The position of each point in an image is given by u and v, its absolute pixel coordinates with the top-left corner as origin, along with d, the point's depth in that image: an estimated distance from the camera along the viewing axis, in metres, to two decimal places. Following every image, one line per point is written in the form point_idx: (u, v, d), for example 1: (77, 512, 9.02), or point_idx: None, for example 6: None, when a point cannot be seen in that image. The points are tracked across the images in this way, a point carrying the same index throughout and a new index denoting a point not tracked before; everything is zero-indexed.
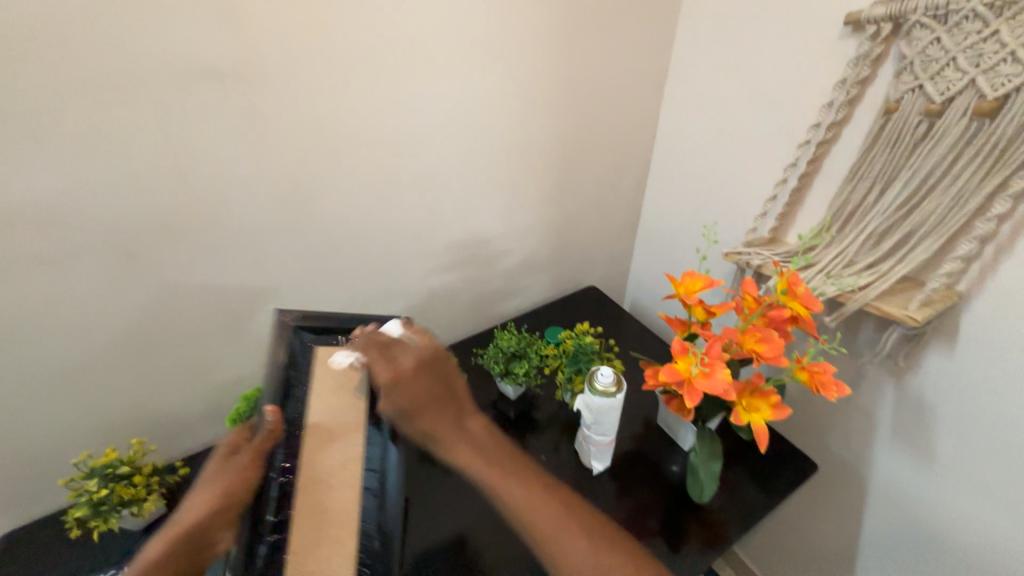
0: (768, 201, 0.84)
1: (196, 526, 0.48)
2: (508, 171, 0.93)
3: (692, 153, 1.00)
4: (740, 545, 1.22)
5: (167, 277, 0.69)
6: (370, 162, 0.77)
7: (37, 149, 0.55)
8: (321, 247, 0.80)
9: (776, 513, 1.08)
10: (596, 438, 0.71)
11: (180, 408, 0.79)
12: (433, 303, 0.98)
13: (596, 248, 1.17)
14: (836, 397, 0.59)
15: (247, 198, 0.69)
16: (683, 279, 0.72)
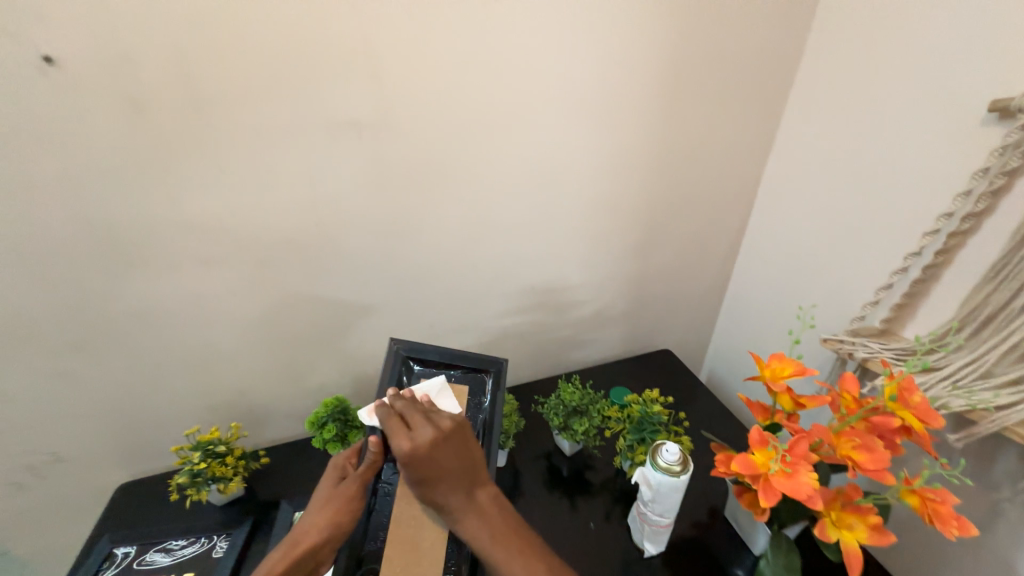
0: (882, 288, 0.74)
1: (312, 545, 0.56)
2: (593, 227, 0.95)
3: (793, 227, 0.94)
4: None
5: (287, 287, 0.80)
6: (468, 207, 0.85)
7: (218, 175, 0.69)
8: (412, 277, 0.88)
9: None
10: (653, 518, 0.66)
11: (273, 402, 0.90)
12: (503, 343, 1.01)
13: (675, 310, 1.13)
14: (957, 535, 0.48)
15: (361, 229, 0.80)
16: (771, 361, 0.67)
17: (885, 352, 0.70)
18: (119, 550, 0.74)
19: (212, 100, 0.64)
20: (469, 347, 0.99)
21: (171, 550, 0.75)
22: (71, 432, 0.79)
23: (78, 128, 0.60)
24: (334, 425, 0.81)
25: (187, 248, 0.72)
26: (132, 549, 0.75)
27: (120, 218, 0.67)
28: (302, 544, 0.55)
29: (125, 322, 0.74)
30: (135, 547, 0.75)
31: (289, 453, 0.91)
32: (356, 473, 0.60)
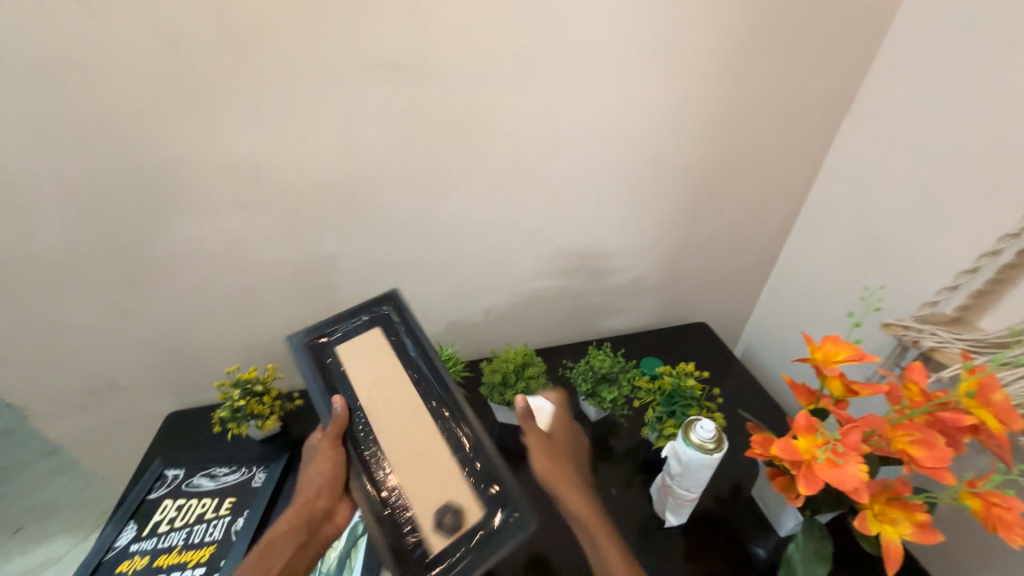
0: (965, 273, 0.66)
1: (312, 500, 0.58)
2: (637, 189, 0.89)
3: (862, 199, 0.85)
4: None
5: (321, 237, 0.80)
6: (506, 162, 0.80)
7: (252, 116, 0.67)
8: (446, 232, 0.85)
9: None
10: (678, 491, 0.65)
11: None
12: (534, 305, 0.99)
13: (716, 283, 1.07)
14: None
15: (395, 180, 0.77)
16: (823, 343, 0.62)
17: (957, 343, 0.64)
18: (169, 472, 0.80)
19: (244, 33, 0.61)
20: (499, 307, 0.98)
21: (215, 475, 0.80)
22: (125, 362, 0.85)
23: (115, 63, 0.59)
24: None
25: (225, 192, 0.72)
26: (181, 471, 0.81)
27: (160, 159, 0.67)
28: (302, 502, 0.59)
29: (169, 263, 0.76)
30: (183, 470, 0.81)
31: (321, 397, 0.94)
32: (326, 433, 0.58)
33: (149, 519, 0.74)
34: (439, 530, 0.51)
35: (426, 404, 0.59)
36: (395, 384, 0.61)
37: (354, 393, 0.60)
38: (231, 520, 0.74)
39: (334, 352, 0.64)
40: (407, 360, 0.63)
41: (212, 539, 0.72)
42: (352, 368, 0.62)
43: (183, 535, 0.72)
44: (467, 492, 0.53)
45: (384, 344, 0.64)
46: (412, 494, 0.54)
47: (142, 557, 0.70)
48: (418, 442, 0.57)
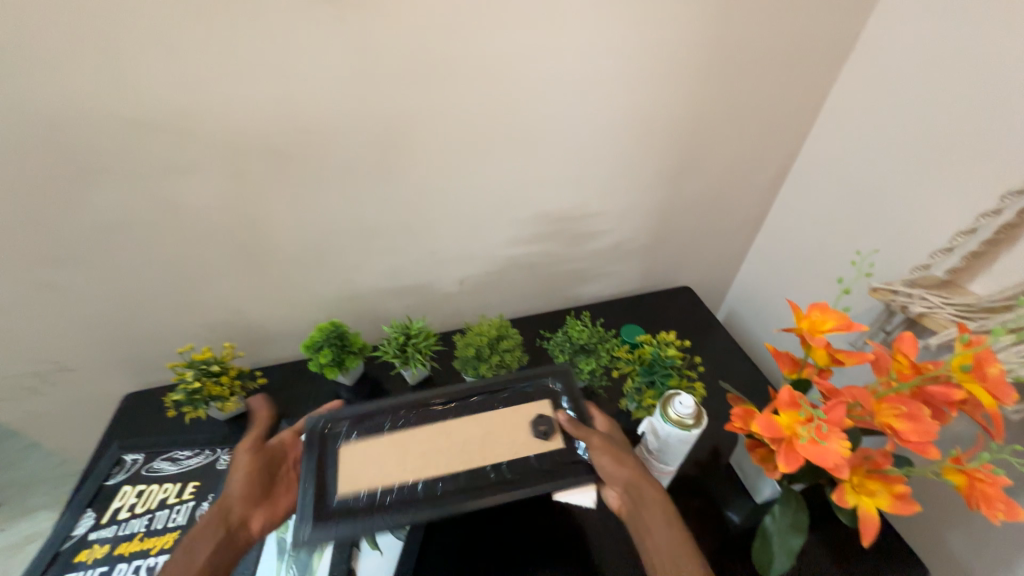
0: (961, 234, 0.61)
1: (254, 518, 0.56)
2: (616, 145, 0.82)
3: (855, 154, 0.79)
4: None
5: (268, 204, 0.72)
6: (473, 116, 0.72)
7: (167, 60, 0.57)
8: (410, 196, 0.78)
9: None
10: (656, 465, 0.63)
11: (267, 324, 0.86)
12: (510, 272, 0.94)
13: (701, 246, 1.03)
14: (1002, 520, 0.43)
15: (344, 136, 0.69)
16: (810, 311, 0.58)
17: (948, 309, 0.60)
18: (128, 456, 0.76)
19: None
20: (474, 276, 0.92)
21: (177, 459, 0.76)
22: (68, 344, 0.78)
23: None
24: (330, 350, 0.78)
25: (148, 153, 0.63)
26: (140, 456, 0.76)
27: (62, 114, 0.57)
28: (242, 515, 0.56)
29: (95, 235, 0.68)
30: (142, 455, 0.76)
31: (287, 374, 0.89)
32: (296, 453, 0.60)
33: (108, 507, 0.71)
34: (543, 437, 0.60)
35: (449, 418, 0.62)
36: (407, 442, 0.60)
37: (395, 487, 0.57)
38: (196, 505, 0.70)
39: (342, 497, 0.56)
40: (397, 428, 0.61)
41: (176, 525, 0.69)
42: (370, 484, 0.57)
43: (145, 521, 0.69)
44: (530, 405, 0.63)
45: (359, 442, 0.60)
46: (505, 448, 0.60)
47: (102, 546, 0.67)
48: (474, 433, 0.61)
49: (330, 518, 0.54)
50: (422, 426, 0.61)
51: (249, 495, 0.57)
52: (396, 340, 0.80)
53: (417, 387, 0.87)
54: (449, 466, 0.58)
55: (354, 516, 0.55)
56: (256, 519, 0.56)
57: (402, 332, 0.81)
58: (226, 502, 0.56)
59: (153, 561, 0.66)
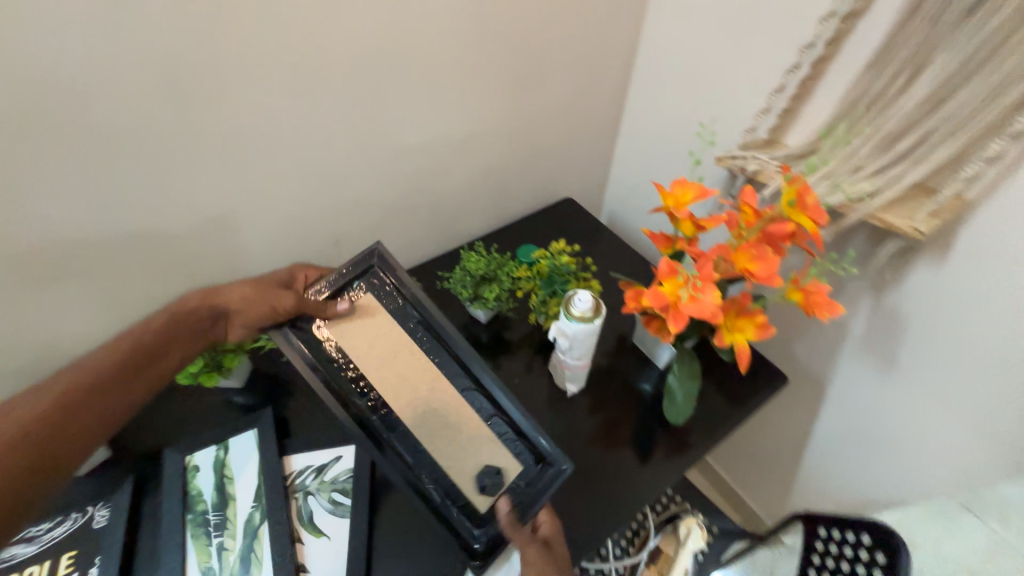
0: (774, 94, 0.69)
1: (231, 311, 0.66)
2: (464, 54, 0.75)
3: (687, 34, 0.83)
4: (714, 455, 1.21)
5: (30, 196, 0.54)
6: (284, 39, 0.59)
7: None
8: (237, 153, 0.64)
9: (747, 422, 1.08)
10: (571, 362, 0.68)
11: (99, 350, 0.69)
12: (388, 220, 0.86)
13: (572, 152, 1.04)
14: (828, 317, 0.54)
15: (113, 84, 0.52)
16: (672, 189, 0.63)
17: (773, 162, 0.70)
18: None
19: None
20: (349, 232, 0.83)
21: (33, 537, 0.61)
22: None
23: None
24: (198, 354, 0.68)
25: None
26: None
27: None
28: (219, 300, 0.65)
29: None
30: None
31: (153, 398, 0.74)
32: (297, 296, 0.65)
33: None
34: (480, 488, 0.59)
35: (448, 376, 0.64)
36: (401, 365, 0.64)
37: (358, 374, 0.63)
38: None
39: (310, 349, 0.64)
40: (413, 337, 0.65)
41: None
42: (351, 352, 0.64)
43: None
44: (504, 453, 0.61)
45: (388, 313, 0.66)
46: (445, 446, 0.61)
47: None
48: (441, 414, 0.62)
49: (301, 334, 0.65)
50: (427, 356, 0.65)
51: (243, 313, 0.66)
52: None
53: None
54: (397, 400, 0.62)
55: (312, 354, 0.64)
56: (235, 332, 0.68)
57: None
58: (223, 300, 0.65)
59: None
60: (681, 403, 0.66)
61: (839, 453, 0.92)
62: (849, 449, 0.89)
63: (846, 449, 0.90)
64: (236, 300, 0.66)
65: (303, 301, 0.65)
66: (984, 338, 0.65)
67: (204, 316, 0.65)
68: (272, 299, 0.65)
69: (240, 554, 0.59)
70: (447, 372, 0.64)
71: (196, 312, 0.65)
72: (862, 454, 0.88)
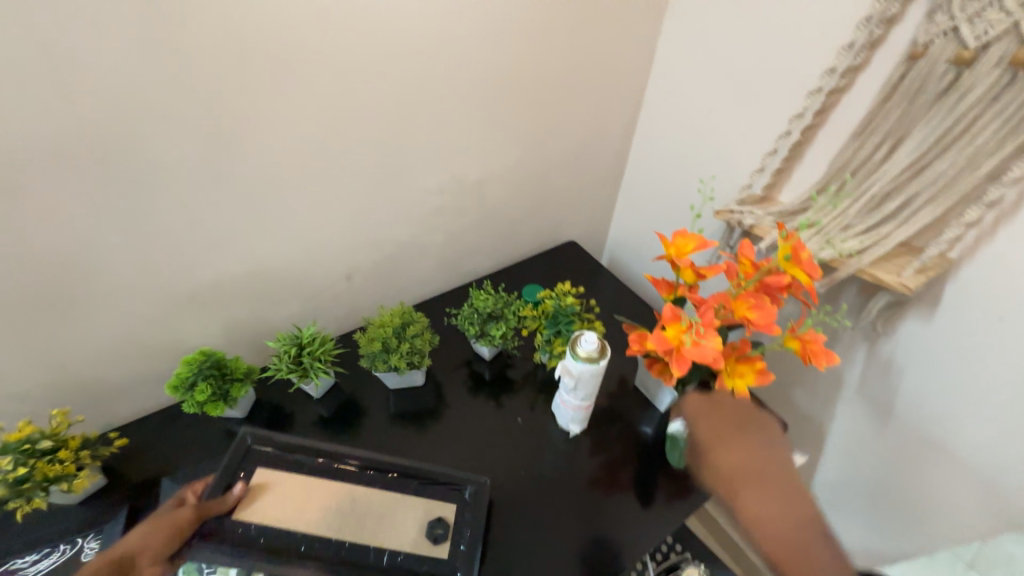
0: (768, 155, 0.75)
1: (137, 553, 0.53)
2: (483, 107, 0.82)
3: (686, 98, 0.91)
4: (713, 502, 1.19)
5: (70, 224, 0.56)
6: (322, 90, 0.65)
7: None
8: (268, 190, 0.68)
9: None
10: (574, 403, 0.69)
11: (110, 372, 0.69)
12: (401, 256, 0.90)
13: (578, 198, 1.10)
14: (823, 366, 0.56)
15: (163, 125, 0.57)
16: (674, 239, 0.67)
17: (768, 217, 0.74)
18: None
19: None
20: (363, 267, 0.86)
21: (14, 570, 0.58)
22: None
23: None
24: (208, 383, 0.67)
25: None
26: None
27: None
28: (118, 550, 0.52)
29: None
30: None
31: (156, 425, 0.74)
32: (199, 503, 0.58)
33: None
34: (436, 540, 0.61)
35: (363, 484, 0.64)
36: (316, 492, 0.63)
37: (289, 529, 0.60)
38: None
39: (235, 544, 0.58)
40: (311, 469, 0.65)
41: None
42: (266, 518, 0.60)
43: None
44: (439, 501, 0.64)
45: (270, 467, 0.64)
46: (391, 534, 0.60)
47: None
48: (375, 507, 0.62)
49: (221, 539, 0.58)
50: (337, 474, 0.65)
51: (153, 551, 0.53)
52: (288, 354, 0.72)
53: (324, 398, 0.79)
54: (337, 527, 0.60)
55: (241, 547, 0.58)
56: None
57: (293, 344, 0.73)
58: (123, 551, 0.52)
59: None
60: (682, 447, 0.70)
61: (840, 504, 0.91)
62: (850, 500, 0.89)
63: (846, 500, 0.90)
64: (135, 540, 0.53)
65: (204, 505, 0.58)
66: (977, 393, 0.66)
67: None
68: (173, 522, 0.56)
69: None
70: (358, 481, 0.64)
71: None
72: (863, 505, 0.87)
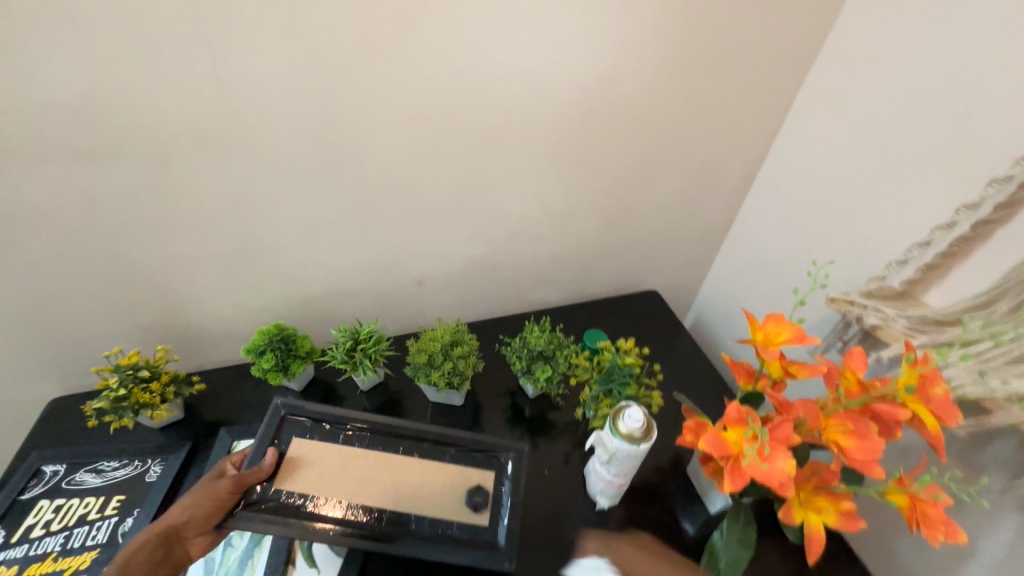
0: (916, 246, 0.61)
1: (177, 525, 0.55)
2: (581, 142, 0.78)
3: (821, 161, 0.78)
4: None
5: (199, 198, 0.66)
6: (424, 109, 0.67)
7: (77, 36, 0.51)
8: (359, 192, 0.73)
9: None
10: (606, 476, 0.62)
11: (208, 324, 0.80)
12: (471, 274, 0.91)
13: (668, 249, 1.01)
14: (940, 541, 0.43)
15: (284, 126, 0.63)
16: (765, 322, 0.57)
17: (901, 321, 0.61)
18: (47, 468, 0.70)
19: None
20: (433, 277, 0.88)
21: (102, 471, 0.70)
22: None
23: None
24: (273, 354, 0.74)
25: (59, 134, 0.56)
26: (62, 467, 0.70)
27: None
28: (163, 524, 0.55)
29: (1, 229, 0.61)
30: (63, 466, 0.70)
31: (233, 377, 0.83)
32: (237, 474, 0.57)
33: (20, 524, 0.65)
34: (474, 508, 0.60)
35: (400, 453, 0.63)
36: (354, 461, 0.61)
37: (330, 500, 0.58)
38: (119, 521, 0.65)
39: (278, 511, 0.57)
40: (345, 439, 0.63)
41: (94, 543, 0.63)
42: (305, 487, 0.59)
43: (60, 540, 0.64)
44: (476, 473, 0.62)
45: (303, 438, 0.62)
46: (430, 501, 0.60)
47: (8, 568, 0.61)
48: (411, 477, 0.61)
49: (262, 508, 0.57)
50: (376, 437, 0.64)
51: (194, 525, 0.55)
52: (343, 345, 0.76)
53: (370, 393, 0.83)
54: (378, 495, 0.59)
55: (283, 514, 0.57)
56: (196, 545, 0.56)
57: (351, 337, 0.77)
58: (169, 525, 0.55)
59: None
60: (723, 565, 0.56)
61: None
62: None
63: None
64: (178, 513, 0.56)
65: (239, 477, 0.57)
66: None
67: (155, 552, 0.54)
68: (209, 495, 0.56)
69: (240, 555, 0.63)
70: (395, 449, 0.63)
71: (140, 551, 0.54)
72: None
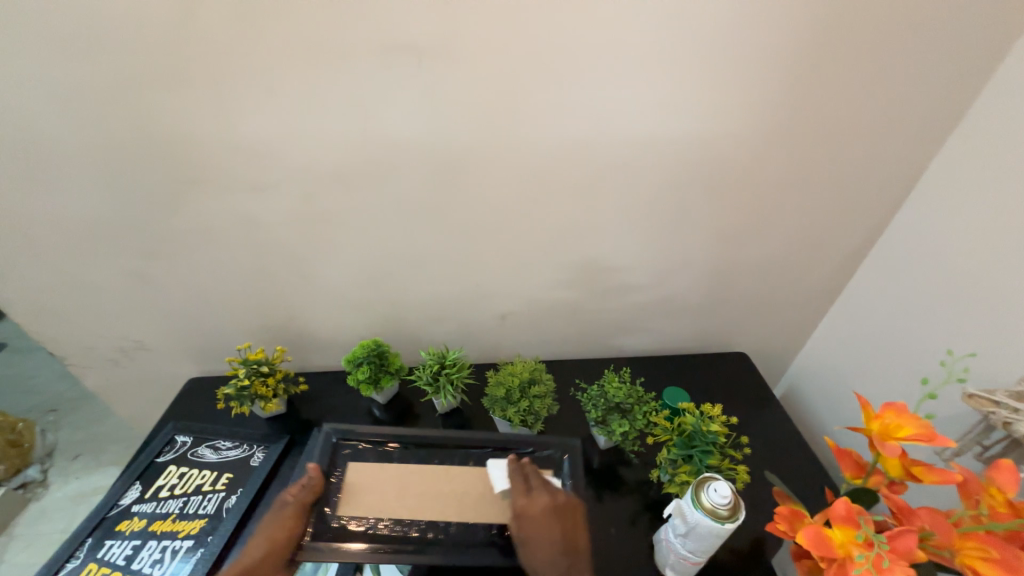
0: None
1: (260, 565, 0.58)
2: (679, 200, 0.78)
3: (960, 239, 0.69)
4: None
5: (330, 227, 0.76)
6: (530, 162, 0.72)
7: (265, 97, 0.63)
8: (461, 231, 0.79)
9: None
10: (681, 550, 0.58)
11: (317, 333, 0.90)
12: (553, 315, 0.93)
13: (762, 312, 0.95)
14: None
15: (408, 172, 0.71)
16: (883, 411, 0.51)
17: None
18: (179, 438, 0.82)
19: (253, 11, 0.57)
20: (517, 314, 0.92)
21: (218, 448, 0.81)
22: (151, 324, 0.87)
23: (127, 27, 0.57)
24: (368, 367, 0.81)
25: (240, 170, 0.69)
26: (189, 439, 0.82)
27: (174, 129, 0.65)
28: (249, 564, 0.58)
29: (184, 240, 0.76)
30: (190, 438, 0.82)
31: (330, 382, 0.93)
32: (296, 498, 0.62)
33: (153, 482, 0.77)
34: None
35: (455, 459, 0.66)
36: (409, 479, 0.64)
37: (397, 518, 0.62)
38: (225, 497, 0.74)
39: (349, 528, 0.61)
40: (399, 454, 0.67)
41: (204, 513, 0.73)
42: (370, 509, 0.62)
43: (179, 503, 0.74)
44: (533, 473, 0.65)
45: (353, 459, 0.66)
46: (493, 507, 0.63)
47: (140, 519, 0.73)
48: (467, 483, 0.64)
49: (332, 534, 0.60)
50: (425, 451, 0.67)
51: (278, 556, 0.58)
52: (430, 368, 0.81)
53: (445, 416, 0.87)
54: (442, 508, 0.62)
55: (358, 537, 0.60)
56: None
57: (437, 361, 0.83)
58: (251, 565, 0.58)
59: (179, 545, 0.70)
60: None
61: None
62: None
63: None
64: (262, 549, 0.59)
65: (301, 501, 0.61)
66: None
67: None
68: (281, 523, 0.60)
69: None
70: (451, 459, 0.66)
71: None
72: None
